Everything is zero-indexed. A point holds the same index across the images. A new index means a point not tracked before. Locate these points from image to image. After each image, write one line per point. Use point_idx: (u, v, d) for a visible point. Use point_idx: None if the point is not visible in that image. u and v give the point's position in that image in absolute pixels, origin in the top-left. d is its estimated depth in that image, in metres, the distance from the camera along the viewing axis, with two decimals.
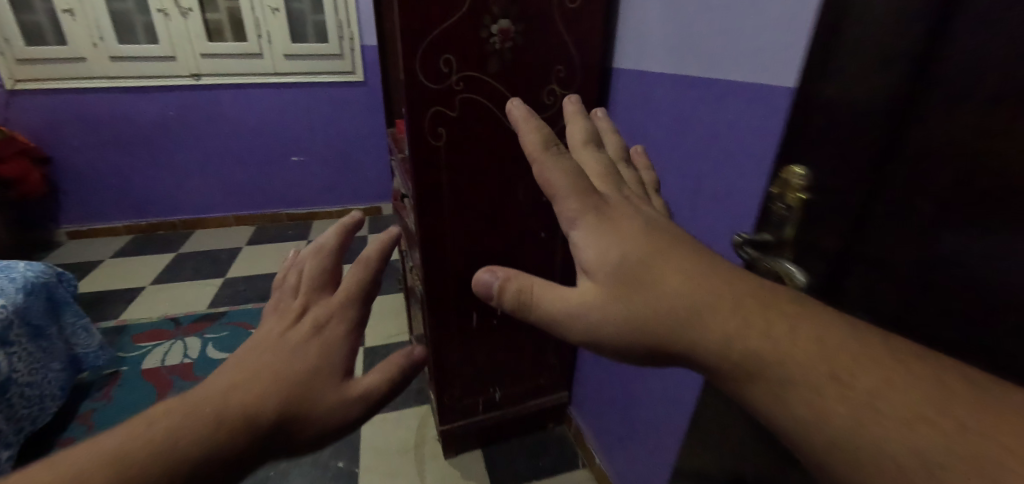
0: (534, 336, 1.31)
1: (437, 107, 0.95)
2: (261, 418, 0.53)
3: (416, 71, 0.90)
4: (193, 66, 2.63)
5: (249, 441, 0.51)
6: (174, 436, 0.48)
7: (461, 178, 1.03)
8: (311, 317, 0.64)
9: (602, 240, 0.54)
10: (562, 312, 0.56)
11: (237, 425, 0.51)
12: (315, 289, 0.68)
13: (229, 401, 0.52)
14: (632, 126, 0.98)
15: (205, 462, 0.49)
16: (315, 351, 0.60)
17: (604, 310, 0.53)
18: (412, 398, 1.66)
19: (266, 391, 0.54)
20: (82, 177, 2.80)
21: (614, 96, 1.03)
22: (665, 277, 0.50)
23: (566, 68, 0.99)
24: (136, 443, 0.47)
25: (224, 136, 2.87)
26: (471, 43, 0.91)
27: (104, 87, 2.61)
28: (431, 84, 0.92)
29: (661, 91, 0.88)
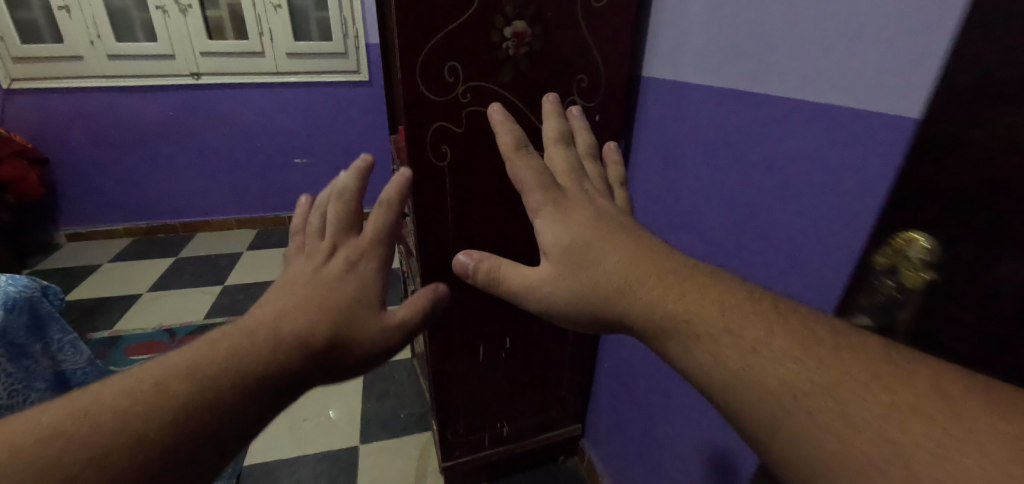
0: (546, 367, 1.20)
1: (440, 121, 0.83)
2: (317, 341, 0.64)
3: (416, 82, 0.79)
4: (193, 64, 2.54)
5: (307, 361, 0.63)
6: (245, 356, 0.60)
7: (467, 201, 0.92)
8: (340, 261, 0.74)
9: (559, 226, 0.70)
10: (524, 284, 0.73)
11: (293, 350, 0.62)
12: (340, 233, 0.77)
13: (288, 330, 0.63)
14: (666, 143, 0.91)
15: (271, 375, 0.60)
16: (350, 290, 0.71)
17: (555, 276, 0.70)
18: (412, 423, 1.55)
19: (313, 320, 0.66)
20: (80, 178, 2.72)
21: (645, 110, 0.96)
22: (603, 255, 0.66)
23: (589, 77, 0.87)
24: (213, 361, 0.58)
25: (226, 137, 2.78)
26: (480, 48, 0.80)
27: (102, 86, 2.53)
28: (433, 95, 0.81)
29: (709, 107, 0.80)
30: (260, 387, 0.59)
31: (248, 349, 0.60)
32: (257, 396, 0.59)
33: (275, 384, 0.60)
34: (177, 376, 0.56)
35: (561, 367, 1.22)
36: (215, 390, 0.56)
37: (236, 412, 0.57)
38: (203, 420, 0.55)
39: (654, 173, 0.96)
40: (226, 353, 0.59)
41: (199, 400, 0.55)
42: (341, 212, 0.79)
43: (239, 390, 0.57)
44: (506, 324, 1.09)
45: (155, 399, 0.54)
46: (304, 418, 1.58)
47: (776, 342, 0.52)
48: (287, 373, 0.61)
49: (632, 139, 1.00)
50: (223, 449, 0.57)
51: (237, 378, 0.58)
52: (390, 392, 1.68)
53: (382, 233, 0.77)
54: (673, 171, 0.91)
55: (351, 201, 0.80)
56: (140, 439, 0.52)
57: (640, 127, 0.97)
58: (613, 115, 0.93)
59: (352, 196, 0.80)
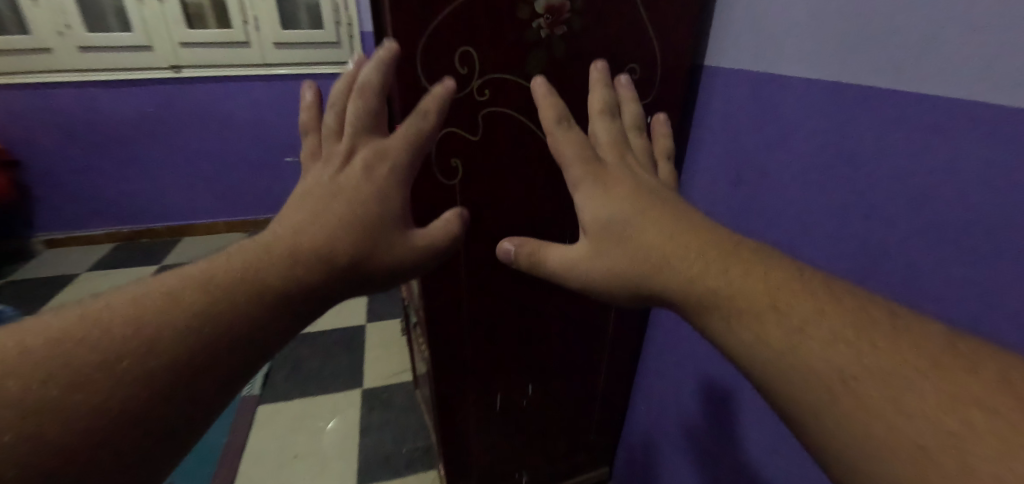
0: (572, 411, 1.02)
1: (450, 126, 0.65)
2: (340, 256, 0.52)
3: (418, 74, 0.61)
4: (173, 56, 2.35)
5: (328, 282, 0.51)
6: (255, 269, 0.48)
7: (483, 224, 0.74)
8: (360, 179, 0.57)
9: (595, 198, 0.57)
10: (555, 262, 0.61)
11: (313, 264, 0.50)
12: (358, 137, 0.58)
13: (305, 244, 0.51)
14: (741, 154, 0.70)
15: (288, 294, 0.48)
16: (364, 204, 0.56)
17: (598, 253, 0.56)
18: (416, 460, 1.39)
19: (332, 233, 0.52)
20: (54, 181, 2.52)
21: (708, 110, 0.74)
22: (644, 229, 0.52)
23: (642, 67, 0.68)
24: (220, 276, 0.46)
25: (213, 135, 2.58)
26: (503, 28, 0.61)
27: (75, 81, 2.33)
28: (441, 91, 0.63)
29: (805, 106, 0.59)
30: (279, 306, 0.47)
31: (258, 262, 0.48)
32: (277, 311, 0.47)
33: (295, 304, 0.49)
34: (172, 291, 0.44)
35: (589, 409, 1.04)
36: (227, 309, 0.45)
37: (254, 333, 0.46)
38: (214, 342, 0.44)
39: (721, 189, 0.74)
40: (232, 267, 0.47)
41: (206, 322, 0.44)
42: (361, 113, 0.58)
43: (253, 309, 0.46)
44: (527, 366, 0.92)
45: (153, 316, 0.42)
46: (295, 454, 1.41)
47: (823, 322, 0.39)
48: (310, 287, 0.50)
49: (690, 146, 0.79)
50: (238, 373, 0.46)
51: (248, 294, 0.46)
52: (390, 422, 1.51)
53: (410, 138, 0.59)
54: (750, 189, 0.69)
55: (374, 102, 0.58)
56: (145, 367, 0.41)
57: (704, 131, 0.76)
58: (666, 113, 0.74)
59: (376, 94, 0.57)
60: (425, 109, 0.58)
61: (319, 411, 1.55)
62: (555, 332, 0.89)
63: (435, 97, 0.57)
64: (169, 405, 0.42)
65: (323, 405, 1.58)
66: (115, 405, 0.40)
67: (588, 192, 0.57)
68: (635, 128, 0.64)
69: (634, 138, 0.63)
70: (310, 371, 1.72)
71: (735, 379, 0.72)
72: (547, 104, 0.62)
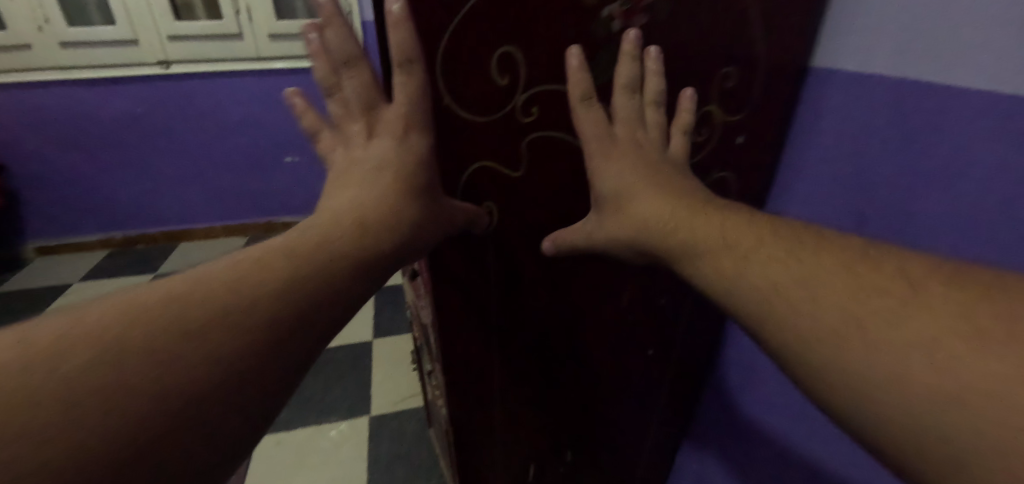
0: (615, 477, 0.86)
1: (481, 160, 0.49)
2: (403, 231, 0.43)
3: (439, 84, 0.44)
4: (162, 51, 2.18)
5: (406, 244, 0.43)
6: (317, 247, 0.38)
7: (519, 277, 0.58)
8: (375, 154, 0.44)
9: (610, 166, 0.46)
10: (575, 242, 0.51)
11: (385, 231, 0.42)
12: (363, 114, 0.46)
13: (365, 218, 0.41)
14: (873, 177, 0.51)
15: (364, 259, 0.40)
16: (393, 189, 0.43)
17: (599, 224, 0.48)
18: None
19: (399, 200, 0.43)
20: (41, 186, 2.36)
21: (823, 114, 0.54)
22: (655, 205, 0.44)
23: (737, 72, 0.51)
24: (278, 255, 0.36)
25: (210, 134, 2.39)
26: (559, 22, 0.44)
27: (56, 80, 2.14)
28: (470, 115, 0.47)
29: (985, 125, 0.41)
30: (347, 293, 0.38)
31: (318, 239, 0.38)
32: (360, 278, 0.39)
33: (374, 270, 0.40)
34: (224, 277, 0.34)
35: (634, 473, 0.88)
36: (295, 295, 0.35)
37: (335, 300, 0.37)
38: (284, 337, 0.34)
39: (833, 217, 0.56)
40: (286, 246, 0.37)
41: (275, 313, 0.34)
42: (359, 88, 0.45)
43: (333, 275, 0.37)
44: (565, 433, 0.77)
45: (208, 310, 0.32)
46: None
47: (871, 301, 0.31)
48: (378, 268, 0.41)
49: (788, 158, 0.60)
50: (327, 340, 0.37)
51: (317, 279, 0.36)
52: (402, 459, 1.36)
53: (413, 97, 0.43)
54: (884, 225, 0.50)
55: (359, 69, 0.45)
56: (203, 377, 0.31)
57: (811, 140, 0.57)
58: (763, 127, 0.57)
59: (358, 59, 0.44)
60: (398, 58, 0.41)
61: (323, 441, 1.41)
62: (602, 395, 0.73)
63: (400, 41, 0.41)
64: (233, 423, 0.32)
65: (328, 436, 1.43)
66: (166, 432, 0.29)
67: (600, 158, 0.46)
68: (653, 103, 0.47)
69: (649, 113, 0.48)
70: (312, 395, 1.57)
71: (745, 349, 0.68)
72: (579, 82, 0.45)
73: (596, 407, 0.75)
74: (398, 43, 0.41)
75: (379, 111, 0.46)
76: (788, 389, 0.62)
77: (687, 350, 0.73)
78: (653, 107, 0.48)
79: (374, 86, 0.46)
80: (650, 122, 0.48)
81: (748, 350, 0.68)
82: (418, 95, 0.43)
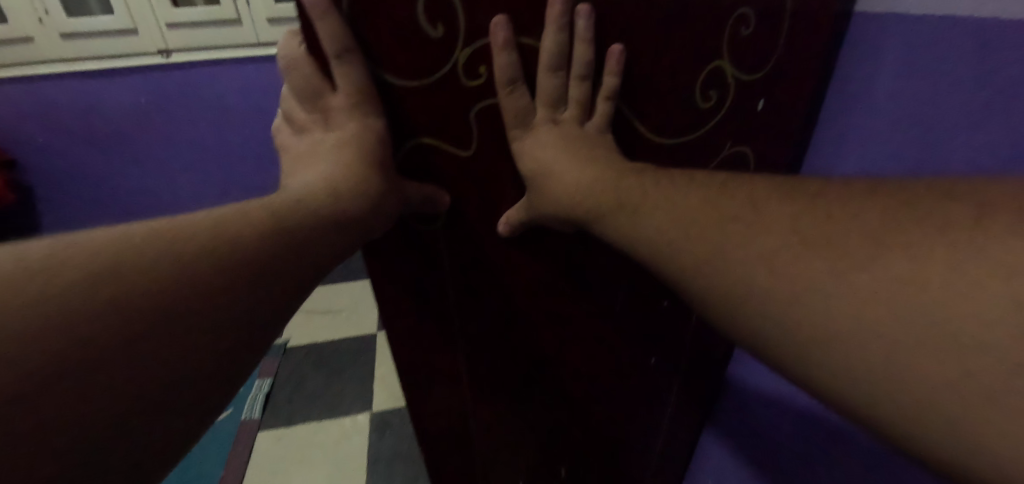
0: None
1: (422, 135, 0.33)
2: (353, 217, 0.30)
3: (323, 45, 0.28)
4: (160, 36, 1.35)
5: (353, 222, 0.30)
6: (232, 229, 0.26)
7: (478, 291, 0.42)
8: (331, 157, 0.31)
9: (536, 145, 0.33)
10: (519, 217, 0.37)
11: (309, 214, 0.29)
12: (318, 116, 0.31)
13: (293, 203, 0.29)
14: (953, 95, 0.32)
15: (264, 248, 0.26)
16: (349, 163, 0.30)
17: (530, 211, 0.36)
18: None
19: (354, 174, 0.30)
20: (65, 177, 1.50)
21: (880, 18, 0.35)
22: (597, 193, 0.31)
23: (753, 20, 0.35)
24: (180, 233, 0.24)
25: (161, 119, 1.46)
26: None
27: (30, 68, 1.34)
28: (406, 80, 0.30)
29: None
30: (251, 299, 0.25)
31: (226, 220, 0.26)
32: (257, 279, 0.26)
33: (283, 270, 0.27)
34: (112, 253, 0.22)
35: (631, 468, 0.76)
36: (193, 290, 0.23)
37: (214, 307, 0.24)
38: (170, 347, 0.23)
39: (895, 168, 0.36)
40: (190, 221, 0.25)
41: (159, 312, 0.22)
42: (307, 82, 0.30)
43: (209, 270, 0.24)
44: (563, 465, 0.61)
45: (76, 293, 0.21)
46: None
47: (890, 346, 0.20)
48: (309, 267, 0.28)
49: (830, 97, 0.41)
50: (204, 362, 0.24)
51: (227, 267, 0.25)
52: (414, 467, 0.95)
53: (352, 89, 0.29)
54: (977, 166, 0.31)
55: (300, 60, 0.30)
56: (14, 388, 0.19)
57: (860, 61, 0.37)
58: (794, 91, 0.40)
59: (301, 56, 0.30)
60: (330, 53, 0.28)
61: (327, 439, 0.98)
62: (609, 424, 0.57)
63: (326, 31, 0.27)
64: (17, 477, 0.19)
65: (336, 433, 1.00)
66: None
67: (524, 143, 0.33)
68: (580, 77, 0.32)
69: (573, 91, 0.32)
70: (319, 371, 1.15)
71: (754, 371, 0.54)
72: (501, 57, 0.30)
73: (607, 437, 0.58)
74: (325, 33, 0.27)
75: (328, 107, 0.30)
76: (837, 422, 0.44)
77: (695, 368, 0.56)
78: (577, 85, 0.32)
79: (324, 84, 0.30)
80: (571, 102, 0.33)
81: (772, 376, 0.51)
82: (363, 91, 0.30)
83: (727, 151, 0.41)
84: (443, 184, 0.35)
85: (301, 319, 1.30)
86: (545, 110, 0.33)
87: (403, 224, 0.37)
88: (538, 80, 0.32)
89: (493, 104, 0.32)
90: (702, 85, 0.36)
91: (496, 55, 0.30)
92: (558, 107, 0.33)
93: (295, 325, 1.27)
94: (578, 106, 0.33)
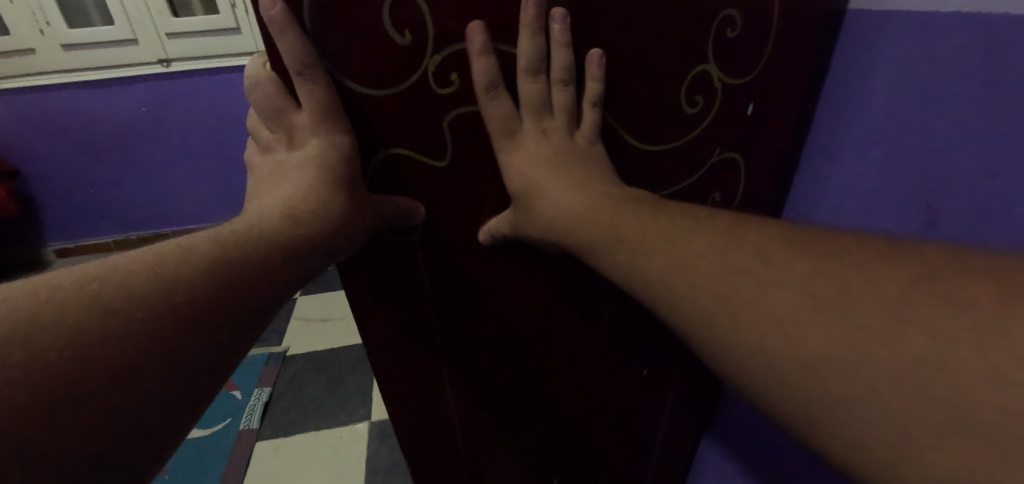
0: None
1: (393, 147, 0.32)
2: (309, 240, 0.29)
3: (286, 60, 0.27)
4: (161, 47, 1.33)
5: (314, 245, 0.29)
6: (169, 267, 0.24)
7: (461, 304, 0.41)
8: (296, 173, 0.30)
9: (529, 159, 0.32)
10: (505, 228, 0.35)
11: (265, 239, 0.28)
12: (283, 135, 0.30)
13: (241, 231, 0.28)
14: (950, 152, 0.31)
15: (217, 279, 0.25)
16: (314, 182, 0.29)
17: (516, 224, 0.34)
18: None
19: (318, 195, 0.29)
20: (67, 192, 1.51)
21: (869, 71, 0.35)
22: (582, 207, 0.31)
23: (737, 24, 0.33)
24: (113, 278, 0.23)
25: (158, 131, 1.45)
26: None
27: (26, 81, 1.33)
28: (375, 91, 0.30)
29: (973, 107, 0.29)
30: (211, 332, 0.25)
31: (176, 255, 0.25)
32: (213, 311, 0.25)
33: (237, 300, 0.26)
34: (28, 309, 0.21)
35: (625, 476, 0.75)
36: (127, 337, 0.22)
37: (174, 343, 0.23)
38: (101, 402, 0.21)
39: (893, 220, 0.35)
40: (124, 264, 0.24)
41: (88, 366, 0.21)
42: (269, 100, 0.29)
43: (164, 309, 0.23)
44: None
45: None
46: None
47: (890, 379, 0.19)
48: (263, 296, 0.27)
49: (819, 140, 0.40)
50: (169, 402, 0.23)
51: (164, 311, 0.23)
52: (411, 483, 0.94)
53: (316, 105, 0.28)
54: (976, 226, 0.30)
55: (264, 79, 0.29)
56: None
57: (850, 109, 0.37)
58: (786, 100, 0.39)
59: (265, 74, 0.29)
60: (291, 70, 0.27)
61: (326, 454, 0.95)
62: (604, 442, 0.55)
63: (286, 48, 0.27)
64: None
65: (338, 449, 0.96)
66: None
67: (517, 155, 0.32)
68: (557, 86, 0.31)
69: (550, 100, 0.31)
70: (317, 381, 1.12)
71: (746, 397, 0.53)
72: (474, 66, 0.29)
73: (602, 453, 0.57)
74: (286, 50, 0.27)
75: (292, 124, 0.29)
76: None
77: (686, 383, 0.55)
78: (553, 90, 0.31)
79: (286, 99, 0.29)
80: (549, 111, 0.32)
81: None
82: (327, 106, 0.29)
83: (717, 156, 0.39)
84: (418, 196, 0.34)
85: (301, 327, 1.29)
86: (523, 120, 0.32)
87: (378, 239, 0.36)
88: (513, 89, 0.31)
89: (471, 114, 0.31)
90: (686, 93, 0.35)
91: (473, 62, 0.29)
92: (535, 117, 0.32)
93: (292, 334, 1.26)
94: (558, 115, 0.32)
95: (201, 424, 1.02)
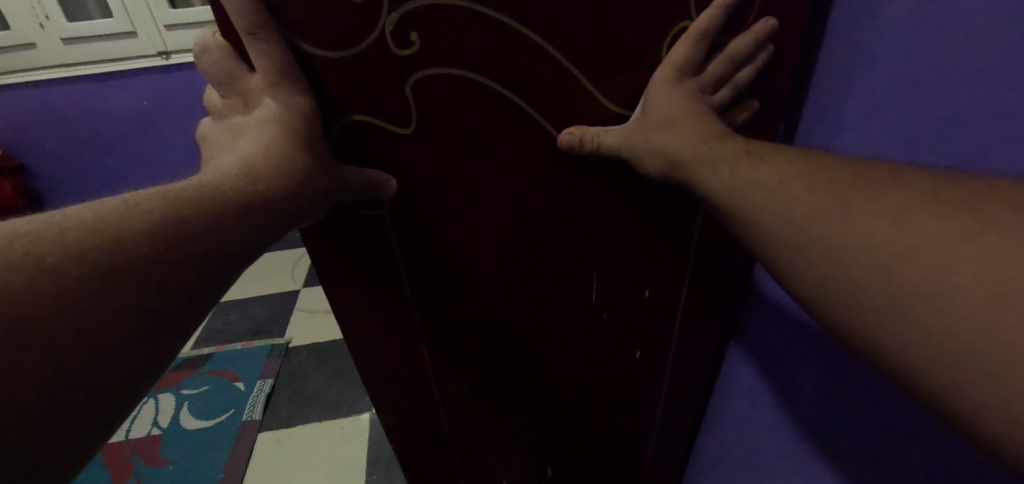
0: None
1: (355, 113, 0.30)
2: (273, 199, 0.27)
3: (232, 19, 0.26)
4: (160, 39, 1.32)
5: (277, 201, 0.27)
6: (111, 222, 0.23)
7: (440, 279, 0.39)
8: (253, 131, 0.27)
9: (694, 86, 0.30)
10: (609, 140, 0.32)
11: (223, 194, 0.26)
12: (236, 102, 0.29)
13: (198, 184, 0.26)
14: (969, 60, 0.23)
15: (163, 234, 0.23)
16: (275, 139, 0.27)
17: (630, 131, 0.31)
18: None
19: (278, 151, 0.27)
20: (70, 187, 1.51)
21: None
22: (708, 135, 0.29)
23: None
24: (48, 232, 0.21)
25: (157, 126, 1.44)
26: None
27: (26, 77, 1.33)
28: (332, 52, 0.28)
29: None
30: (155, 293, 0.23)
31: (121, 210, 0.23)
32: (157, 268, 0.23)
33: (190, 259, 0.24)
34: None
35: None
36: (59, 298, 0.20)
37: (111, 302, 0.22)
38: (23, 368, 0.19)
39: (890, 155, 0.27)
40: (63, 219, 0.22)
41: (17, 325, 0.19)
42: (219, 66, 0.28)
43: (99, 264, 0.22)
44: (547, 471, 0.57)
45: None
46: None
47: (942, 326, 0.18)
48: (220, 255, 0.25)
49: (818, 69, 0.32)
50: (107, 363, 0.21)
51: (102, 271, 0.22)
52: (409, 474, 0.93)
53: (271, 68, 0.27)
54: (989, 158, 0.22)
55: (214, 45, 0.28)
56: None
57: (846, 32, 0.29)
58: None
59: (214, 40, 0.28)
60: (241, 30, 0.26)
61: (324, 444, 0.95)
62: (599, 427, 0.53)
63: (234, 6, 0.26)
64: None
65: (336, 440, 0.95)
66: None
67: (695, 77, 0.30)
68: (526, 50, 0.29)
69: (518, 62, 0.30)
70: (315, 373, 1.11)
71: (735, 382, 0.47)
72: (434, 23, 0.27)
73: (600, 440, 0.54)
74: (234, 9, 0.26)
75: (244, 89, 0.28)
76: (816, 371, 0.35)
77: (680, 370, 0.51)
78: (517, 48, 0.29)
79: (237, 66, 0.28)
80: (519, 74, 0.30)
81: (768, 349, 0.40)
82: (284, 68, 0.27)
83: (739, 116, 0.33)
84: (387, 168, 0.33)
85: (302, 319, 1.28)
86: (492, 81, 0.30)
87: (350, 211, 0.34)
88: (477, 49, 0.29)
89: (439, 75, 0.30)
90: (666, 50, 0.31)
91: (437, 18, 0.28)
92: (503, 81, 0.30)
93: (294, 326, 1.26)
94: (528, 80, 0.30)
95: (203, 416, 1.01)
